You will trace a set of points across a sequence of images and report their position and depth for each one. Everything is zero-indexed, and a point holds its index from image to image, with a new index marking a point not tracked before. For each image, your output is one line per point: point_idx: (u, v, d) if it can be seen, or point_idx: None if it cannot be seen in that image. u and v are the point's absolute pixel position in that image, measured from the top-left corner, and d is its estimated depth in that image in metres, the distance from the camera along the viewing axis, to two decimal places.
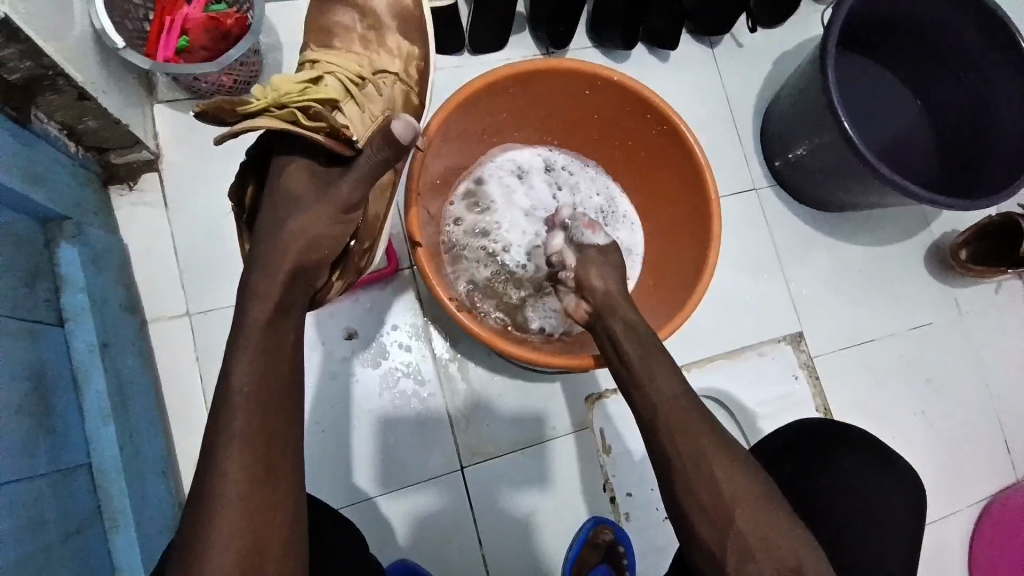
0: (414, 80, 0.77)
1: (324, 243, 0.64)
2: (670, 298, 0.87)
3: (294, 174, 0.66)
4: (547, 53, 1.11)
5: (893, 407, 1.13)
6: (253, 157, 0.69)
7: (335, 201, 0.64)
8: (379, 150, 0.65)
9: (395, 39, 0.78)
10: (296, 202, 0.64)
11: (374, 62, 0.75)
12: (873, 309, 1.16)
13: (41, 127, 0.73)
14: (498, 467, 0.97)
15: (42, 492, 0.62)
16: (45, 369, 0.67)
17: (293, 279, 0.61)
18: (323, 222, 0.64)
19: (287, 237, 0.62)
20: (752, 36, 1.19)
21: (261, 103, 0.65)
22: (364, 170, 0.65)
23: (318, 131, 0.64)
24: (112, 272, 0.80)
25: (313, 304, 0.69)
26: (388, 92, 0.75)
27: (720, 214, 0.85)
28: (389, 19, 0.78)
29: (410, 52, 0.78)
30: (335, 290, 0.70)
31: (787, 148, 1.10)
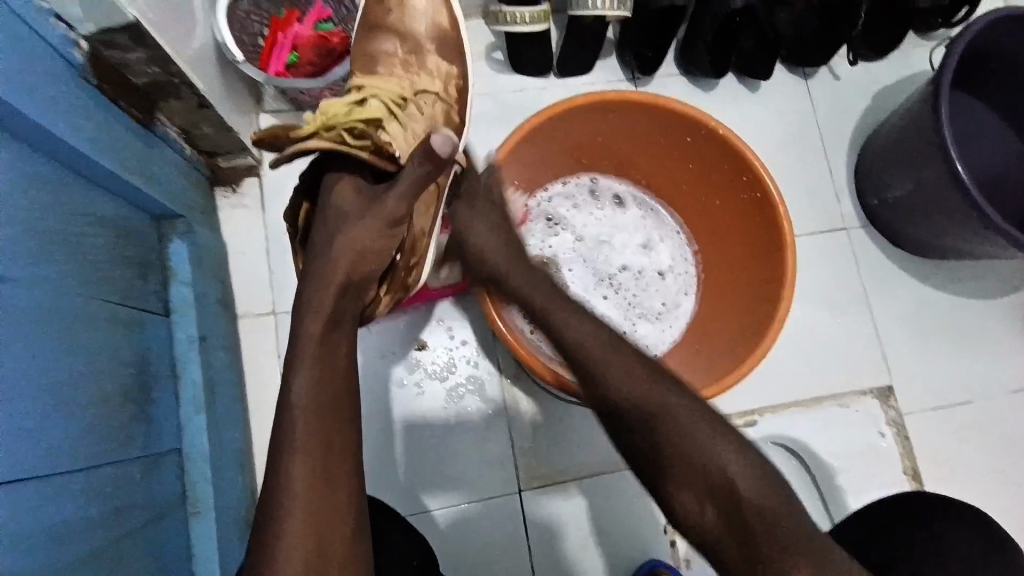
0: (453, 99, 0.80)
1: (371, 259, 0.65)
2: (714, 363, 0.84)
3: (342, 191, 0.67)
4: (631, 78, 1.10)
5: (991, 478, 1.03)
6: (304, 177, 0.70)
7: (381, 216, 0.65)
8: (419, 165, 0.64)
9: (435, 59, 0.80)
10: (343, 219, 0.65)
11: (414, 83, 0.78)
12: (971, 364, 1.07)
13: (162, 129, 0.79)
14: (557, 492, 0.95)
15: (136, 474, 0.66)
16: (147, 356, 0.72)
17: (342, 293, 0.63)
18: (367, 237, 0.64)
19: (335, 253, 0.64)
20: (851, 68, 1.14)
21: (311, 127, 0.68)
22: (405, 185, 0.65)
23: (363, 149, 0.67)
24: (211, 269, 0.85)
25: (362, 319, 0.71)
26: (430, 112, 0.78)
27: (791, 297, 0.79)
28: (428, 44, 0.80)
29: (449, 72, 0.80)
30: (382, 305, 0.71)
31: (884, 187, 1.04)
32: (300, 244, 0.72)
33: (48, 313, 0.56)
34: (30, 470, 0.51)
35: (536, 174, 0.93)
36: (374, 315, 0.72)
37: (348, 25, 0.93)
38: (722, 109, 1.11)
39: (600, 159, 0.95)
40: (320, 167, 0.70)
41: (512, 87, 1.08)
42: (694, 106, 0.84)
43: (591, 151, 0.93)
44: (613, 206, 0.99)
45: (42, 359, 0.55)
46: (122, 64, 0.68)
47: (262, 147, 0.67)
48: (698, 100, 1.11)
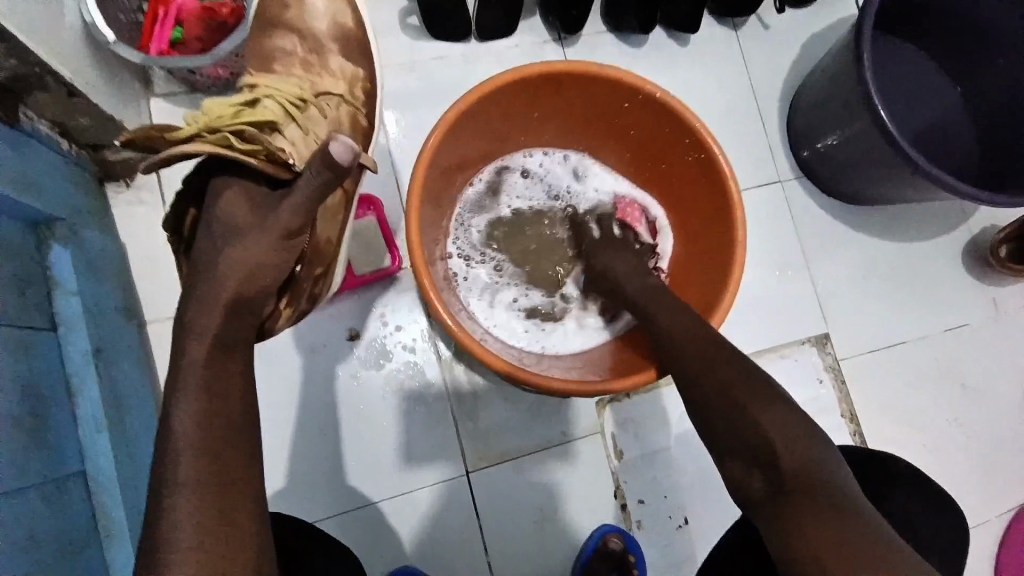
0: (360, 101, 0.75)
1: (265, 271, 0.61)
2: None
3: (230, 200, 0.63)
4: (558, 38, 1.05)
5: (925, 413, 1.07)
6: (186, 184, 0.64)
7: (275, 229, 0.61)
8: (317, 173, 0.60)
9: (338, 61, 0.75)
10: (233, 229, 0.61)
11: (316, 84, 0.72)
12: (904, 308, 1.09)
13: (32, 126, 0.71)
14: (504, 472, 0.94)
15: (32, 504, 0.61)
16: (36, 378, 0.66)
17: (231, 313, 0.58)
18: (261, 250, 0.61)
19: (223, 267, 0.59)
20: (780, 16, 1.12)
21: (192, 129, 0.61)
22: (302, 196, 0.61)
23: (255, 154, 0.61)
24: (108, 274, 0.78)
25: (262, 333, 0.67)
26: (334, 114, 0.72)
27: (742, 262, 0.77)
28: (331, 42, 0.75)
29: (354, 73, 0.75)
30: (285, 318, 0.68)
31: (815, 138, 1.03)
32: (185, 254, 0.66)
33: None
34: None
35: (479, 155, 0.88)
36: (276, 327, 0.68)
37: None
38: (652, 66, 1.07)
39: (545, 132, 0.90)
40: (205, 173, 0.64)
41: (434, 54, 1.01)
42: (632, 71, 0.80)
43: (534, 122, 0.88)
44: (569, 179, 0.94)
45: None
46: None
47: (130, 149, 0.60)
48: (628, 58, 1.07)
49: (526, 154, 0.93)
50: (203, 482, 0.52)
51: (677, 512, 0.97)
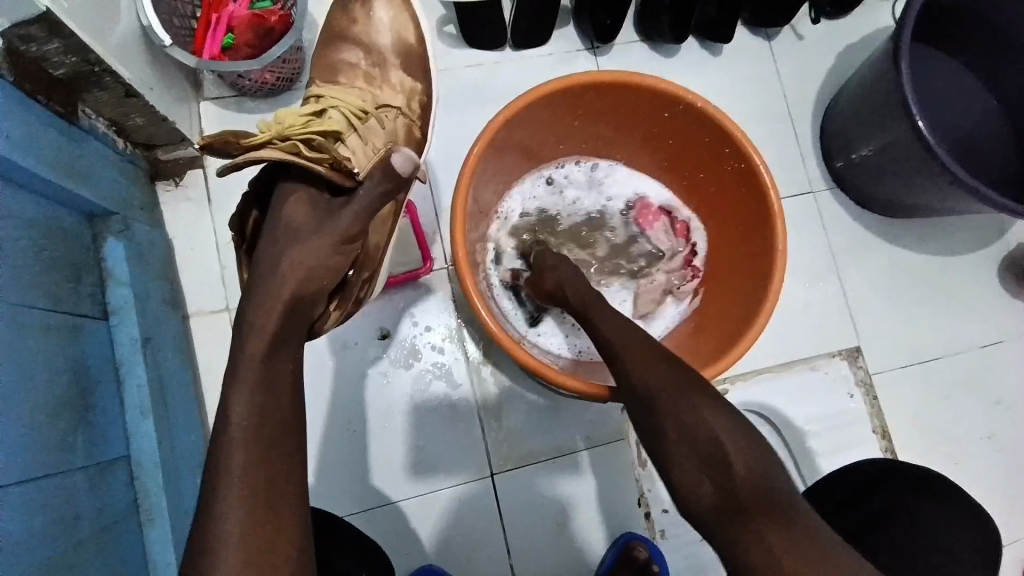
0: (416, 113, 0.77)
1: (322, 274, 0.62)
2: (718, 337, 0.82)
3: (294, 206, 0.65)
4: (591, 47, 1.07)
5: (961, 432, 1.04)
6: (254, 188, 0.68)
7: (335, 232, 0.63)
8: (378, 182, 0.64)
9: (398, 74, 0.77)
10: (294, 233, 0.63)
11: (377, 97, 0.76)
12: (939, 322, 1.07)
13: (89, 123, 0.74)
14: (528, 474, 0.94)
15: (81, 484, 0.64)
16: (86, 363, 0.69)
17: (289, 312, 0.60)
18: (320, 253, 0.62)
19: (284, 269, 0.61)
20: (814, 27, 1.12)
21: (266, 136, 0.65)
22: (363, 202, 0.64)
23: (321, 162, 0.64)
24: (155, 267, 0.82)
25: (311, 334, 0.68)
26: (391, 126, 0.75)
27: (783, 268, 0.77)
28: (392, 57, 0.78)
29: (412, 88, 0.77)
30: (333, 320, 0.68)
31: (850, 148, 1.02)
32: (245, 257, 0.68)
33: None
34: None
35: (517, 167, 0.90)
36: (322, 329, 0.68)
37: (287, 3, 0.88)
38: (684, 76, 1.08)
39: (582, 141, 0.91)
40: (272, 177, 0.68)
41: (470, 62, 1.03)
42: (670, 81, 0.81)
43: (572, 132, 0.89)
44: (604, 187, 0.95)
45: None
46: (39, 57, 0.64)
47: (208, 152, 0.64)
48: (661, 67, 1.08)
49: (560, 165, 0.94)
50: (250, 469, 0.54)
51: None
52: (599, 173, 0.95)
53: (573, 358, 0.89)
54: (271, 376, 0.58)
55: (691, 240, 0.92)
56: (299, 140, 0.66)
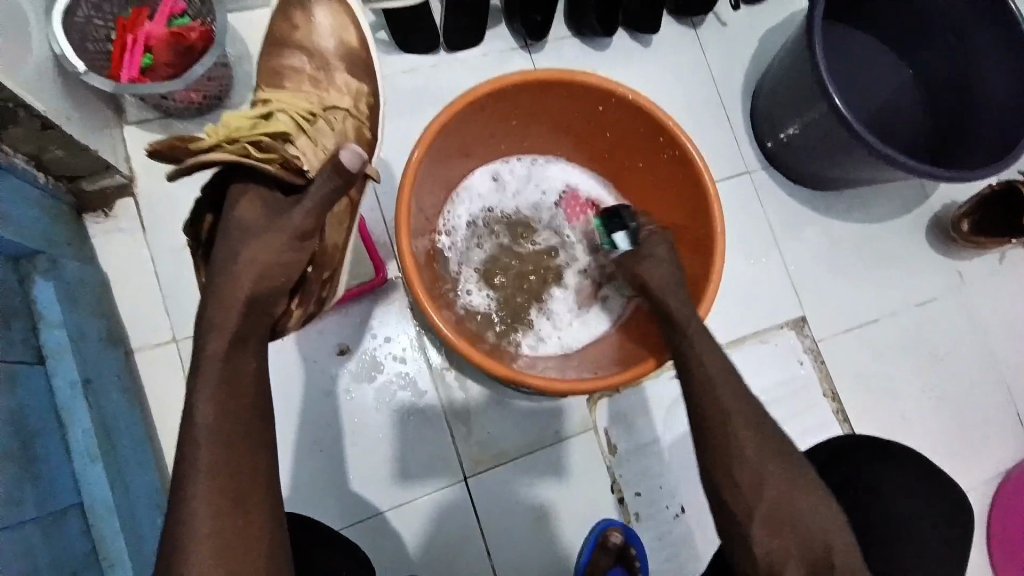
0: (365, 114, 0.76)
1: (277, 272, 0.61)
2: None
3: (246, 206, 0.63)
4: (524, 45, 1.07)
5: (902, 386, 1.11)
6: (207, 191, 0.66)
7: (288, 230, 0.62)
8: (328, 179, 0.62)
9: (344, 77, 0.77)
10: (247, 232, 0.62)
11: (324, 99, 0.74)
12: (872, 284, 1.14)
13: (7, 160, 0.71)
14: (501, 474, 0.95)
15: (32, 538, 0.61)
16: (25, 412, 0.65)
17: (247, 312, 0.59)
18: (274, 251, 0.61)
19: (239, 268, 0.60)
20: (736, 13, 1.16)
21: (213, 140, 0.63)
22: (315, 198, 0.62)
23: (272, 162, 0.64)
24: (90, 303, 0.78)
25: (273, 335, 0.68)
26: (341, 127, 0.73)
27: (723, 248, 0.80)
28: (336, 60, 0.77)
29: (360, 89, 0.77)
30: (296, 318, 0.68)
31: (778, 128, 1.07)
32: (201, 261, 0.67)
33: None
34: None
35: (455, 169, 0.90)
36: (286, 328, 0.68)
37: (206, 19, 0.85)
38: (618, 68, 1.10)
39: (522, 141, 0.92)
40: (223, 182, 0.66)
41: (405, 67, 1.03)
42: (601, 76, 0.83)
43: (511, 133, 0.90)
44: (537, 182, 0.96)
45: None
46: None
47: (156, 158, 0.62)
48: (594, 60, 1.10)
49: (501, 164, 0.95)
50: (217, 504, 0.53)
51: (673, 501, 1.00)
52: (537, 168, 0.96)
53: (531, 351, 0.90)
54: (231, 403, 0.57)
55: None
56: (247, 142, 0.65)
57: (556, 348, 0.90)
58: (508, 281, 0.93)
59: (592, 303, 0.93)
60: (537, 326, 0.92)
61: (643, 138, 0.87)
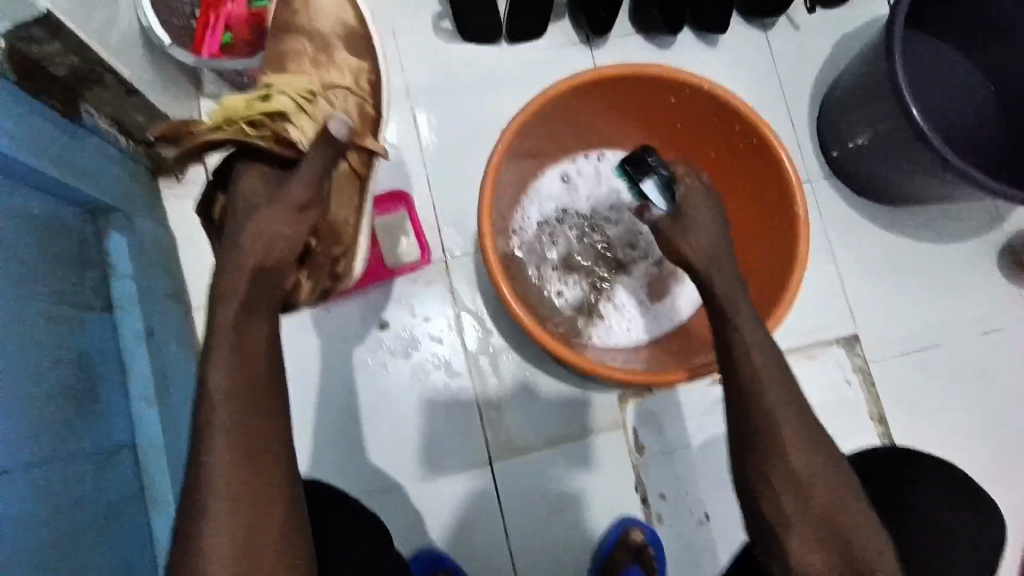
0: (366, 92, 0.79)
1: (280, 244, 0.61)
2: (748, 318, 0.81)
3: (247, 180, 0.65)
4: (586, 40, 1.07)
5: (960, 420, 1.04)
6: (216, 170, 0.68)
7: (287, 200, 0.62)
8: (319, 152, 0.64)
9: (343, 56, 0.79)
10: (249, 208, 0.63)
11: (324, 78, 0.77)
12: (935, 309, 1.07)
13: (93, 122, 0.75)
14: (526, 463, 0.96)
15: (86, 471, 0.65)
16: (90, 354, 0.70)
17: (256, 283, 0.59)
18: (275, 222, 0.61)
19: (242, 242, 0.60)
20: (809, 16, 1.12)
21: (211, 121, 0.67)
22: (310, 169, 0.63)
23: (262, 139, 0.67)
24: (157, 260, 0.84)
25: (286, 308, 0.69)
26: (342, 105, 0.76)
27: (809, 239, 0.76)
28: (336, 40, 0.79)
29: (359, 67, 0.80)
30: (306, 292, 0.70)
31: (845, 137, 1.02)
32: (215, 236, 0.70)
33: None
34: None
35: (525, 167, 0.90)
36: (299, 302, 0.70)
37: None
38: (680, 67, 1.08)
39: (593, 137, 0.92)
40: (230, 161, 0.68)
41: (465, 56, 1.04)
42: (674, 66, 0.80)
43: (583, 127, 0.89)
44: (609, 179, 0.94)
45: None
46: (42, 59, 0.65)
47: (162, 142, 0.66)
48: (656, 58, 1.08)
49: (569, 161, 0.94)
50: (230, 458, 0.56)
51: (698, 508, 0.97)
52: (605, 163, 0.94)
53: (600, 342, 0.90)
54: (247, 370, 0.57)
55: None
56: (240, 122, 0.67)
57: (626, 341, 0.91)
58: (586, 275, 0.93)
59: (659, 297, 0.92)
60: (600, 318, 0.92)
61: (717, 129, 0.84)
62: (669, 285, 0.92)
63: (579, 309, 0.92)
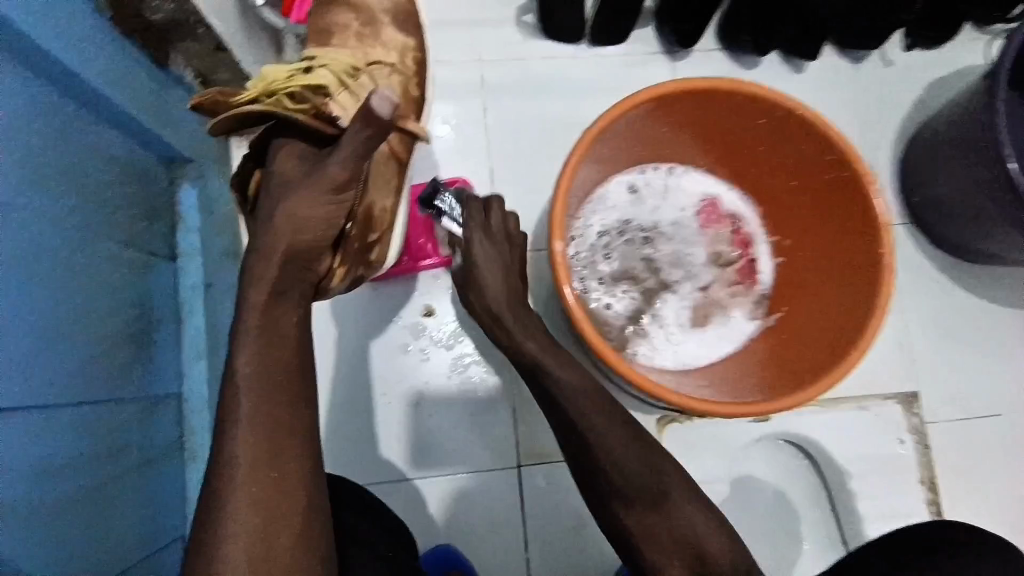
0: (411, 70, 0.77)
1: (315, 228, 0.60)
2: (812, 355, 0.78)
3: (284, 158, 0.62)
4: (668, 50, 1.05)
5: (1018, 498, 0.98)
6: (252, 143, 0.65)
7: (324, 183, 0.59)
8: (361, 128, 0.56)
9: (390, 32, 0.77)
10: (284, 188, 0.61)
11: (367, 55, 0.75)
12: (1004, 375, 1.01)
13: (179, 72, 0.77)
14: (554, 473, 0.93)
15: (132, 415, 0.65)
16: (152, 299, 0.71)
17: (285, 265, 0.60)
18: (311, 206, 0.60)
19: (277, 222, 0.60)
20: (903, 54, 1.07)
21: (252, 92, 0.63)
22: (348, 150, 0.58)
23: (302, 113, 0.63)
24: (222, 216, 0.84)
25: (317, 293, 0.68)
26: (385, 83, 0.74)
27: (892, 280, 0.73)
28: (382, 15, 0.78)
29: (405, 44, 0.77)
30: (340, 278, 0.67)
31: (930, 183, 0.98)
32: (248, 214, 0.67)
33: (70, 246, 0.57)
34: (11, 402, 0.49)
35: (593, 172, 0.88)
36: (329, 289, 0.68)
37: None
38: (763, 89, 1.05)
39: (666, 151, 0.89)
40: (268, 135, 0.65)
41: (544, 53, 1.03)
42: (767, 87, 0.77)
43: (659, 139, 0.86)
44: (671, 196, 0.92)
45: (26, 287, 0.51)
46: (140, 0, 0.64)
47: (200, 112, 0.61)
48: (739, 77, 1.05)
49: (634, 172, 0.91)
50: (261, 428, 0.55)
51: None
52: (667, 179, 0.92)
53: (648, 361, 0.86)
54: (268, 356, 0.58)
55: (749, 250, 0.89)
56: (282, 95, 0.63)
57: (672, 363, 0.86)
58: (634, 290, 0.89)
59: (705, 321, 0.88)
60: (647, 336, 0.88)
61: (802, 156, 0.81)
62: (718, 310, 0.88)
63: (629, 324, 0.88)
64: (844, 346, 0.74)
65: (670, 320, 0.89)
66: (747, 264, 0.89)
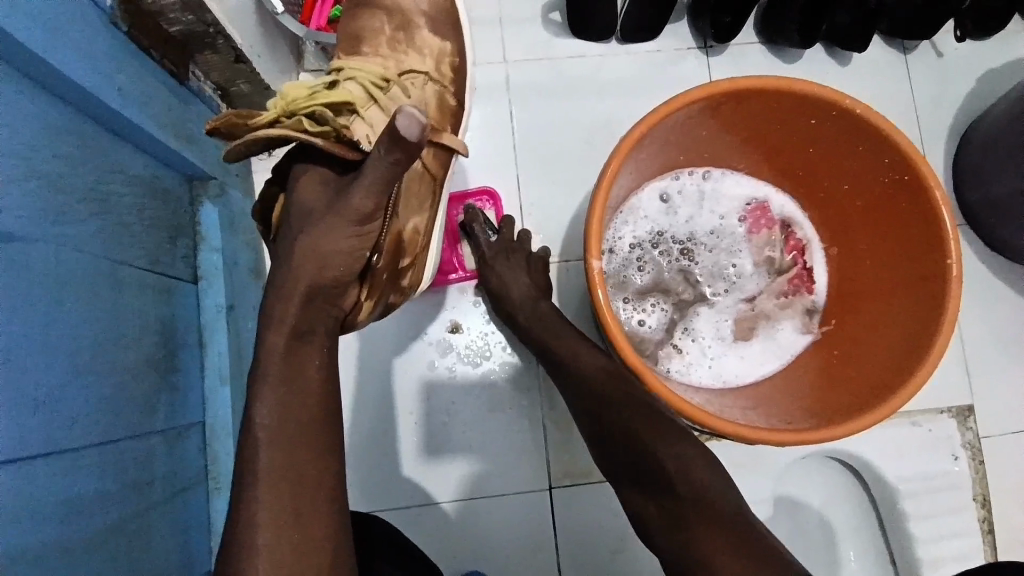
0: (448, 78, 0.73)
1: (338, 262, 0.57)
2: (868, 374, 0.73)
3: (305, 186, 0.60)
4: (704, 46, 0.99)
5: None
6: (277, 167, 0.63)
7: (347, 214, 0.56)
8: (386, 153, 0.51)
9: (424, 37, 0.73)
10: (306, 220, 0.58)
11: (401, 62, 0.71)
12: None
13: (197, 84, 0.75)
14: (586, 493, 0.90)
15: (158, 446, 0.64)
16: (175, 323, 0.69)
17: (306, 305, 0.57)
18: (334, 238, 0.56)
19: (297, 257, 0.57)
20: (957, 45, 1.00)
21: (272, 113, 0.58)
22: (371, 177, 0.54)
23: (324, 136, 0.58)
24: (242, 233, 0.82)
25: (344, 328, 0.65)
26: (419, 94, 0.71)
27: (958, 294, 0.68)
28: (419, 18, 0.73)
29: (441, 50, 0.73)
30: (367, 311, 0.64)
31: (988, 183, 0.91)
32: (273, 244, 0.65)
33: (94, 278, 0.56)
34: (38, 446, 0.47)
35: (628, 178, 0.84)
36: (357, 322, 0.65)
37: None
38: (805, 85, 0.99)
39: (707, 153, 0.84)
40: (290, 159, 0.63)
41: (572, 52, 0.98)
42: (822, 85, 0.71)
43: (700, 142, 0.81)
44: (713, 202, 0.87)
45: (51, 326, 0.50)
46: (157, 11, 0.62)
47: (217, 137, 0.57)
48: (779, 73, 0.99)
49: (673, 178, 0.86)
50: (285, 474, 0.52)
51: None
52: (711, 183, 0.87)
53: (688, 377, 0.83)
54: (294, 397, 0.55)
55: (805, 258, 0.85)
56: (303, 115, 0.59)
57: (712, 379, 0.82)
58: (671, 302, 0.85)
59: (749, 336, 0.84)
60: (686, 350, 0.84)
61: (859, 158, 0.75)
62: (762, 324, 0.84)
63: (669, 337, 0.85)
64: (905, 366, 0.69)
65: (714, 333, 0.85)
66: (803, 272, 0.85)
